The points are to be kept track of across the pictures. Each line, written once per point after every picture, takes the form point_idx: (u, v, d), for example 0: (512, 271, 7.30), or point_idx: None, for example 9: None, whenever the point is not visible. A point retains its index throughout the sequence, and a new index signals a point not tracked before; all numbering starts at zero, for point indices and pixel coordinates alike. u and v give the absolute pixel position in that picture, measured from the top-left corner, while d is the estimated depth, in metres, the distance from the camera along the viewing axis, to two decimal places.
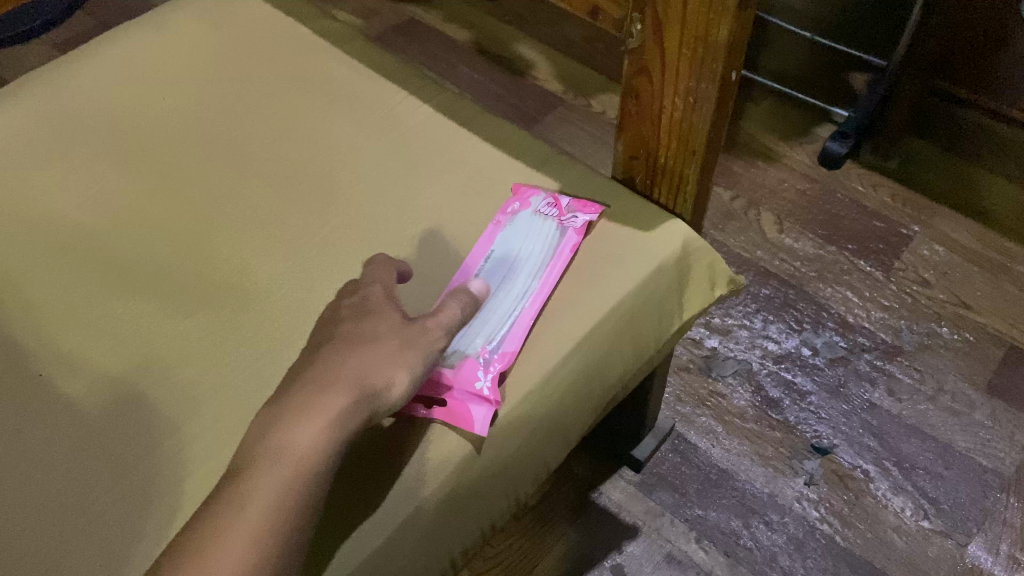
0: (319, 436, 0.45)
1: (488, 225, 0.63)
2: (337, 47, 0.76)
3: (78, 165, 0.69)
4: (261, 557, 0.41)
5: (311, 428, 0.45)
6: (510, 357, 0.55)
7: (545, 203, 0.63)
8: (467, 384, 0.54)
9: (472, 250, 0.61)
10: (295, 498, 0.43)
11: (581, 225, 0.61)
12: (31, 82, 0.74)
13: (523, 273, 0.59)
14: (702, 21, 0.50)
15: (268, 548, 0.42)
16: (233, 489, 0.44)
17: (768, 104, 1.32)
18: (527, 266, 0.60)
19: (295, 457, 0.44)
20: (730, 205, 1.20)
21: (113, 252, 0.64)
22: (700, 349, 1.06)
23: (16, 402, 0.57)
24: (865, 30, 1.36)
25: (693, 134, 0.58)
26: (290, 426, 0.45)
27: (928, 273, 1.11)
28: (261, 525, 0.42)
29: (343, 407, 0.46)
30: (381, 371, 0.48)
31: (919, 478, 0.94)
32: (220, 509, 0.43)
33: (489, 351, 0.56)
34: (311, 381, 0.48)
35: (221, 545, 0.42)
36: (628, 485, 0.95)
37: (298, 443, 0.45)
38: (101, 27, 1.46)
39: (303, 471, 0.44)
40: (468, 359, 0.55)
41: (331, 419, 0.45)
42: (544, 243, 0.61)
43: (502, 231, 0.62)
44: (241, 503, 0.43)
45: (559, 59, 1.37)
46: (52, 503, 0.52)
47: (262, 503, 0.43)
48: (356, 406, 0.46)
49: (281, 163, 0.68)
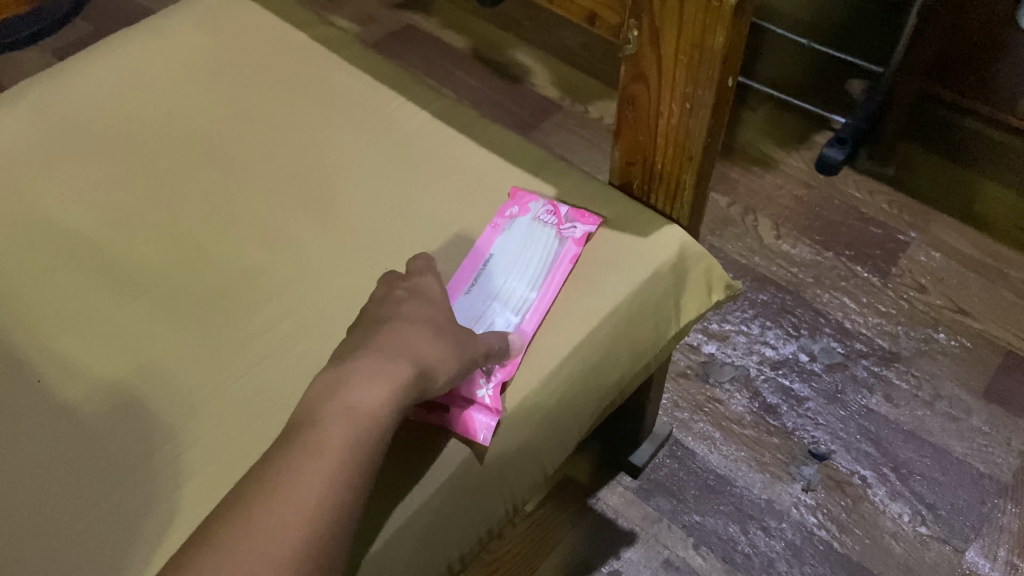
0: (378, 413, 0.44)
1: (486, 228, 0.63)
2: (334, 52, 0.76)
3: (75, 170, 0.69)
4: (318, 536, 0.41)
5: (370, 405, 0.44)
6: (512, 367, 0.55)
7: (544, 210, 0.63)
8: (468, 392, 0.53)
9: (470, 253, 0.62)
10: (360, 467, 0.43)
11: (579, 235, 0.61)
12: (28, 88, 0.75)
13: (523, 284, 0.60)
14: (699, 27, 0.50)
15: (324, 527, 0.41)
16: (287, 464, 0.43)
17: (765, 110, 1.32)
18: (527, 277, 0.60)
19: (354, 433, 0.43)
20: (727, 211, 1.20)
21: (110, 257, 0.64)
22: (697, 355, 1.06)
23: (12, 407, 0.57)
24: (862, 37, 1.36)
25: (690, 140, 0.58)
26: (349, 401, 0.44)
27: (925, 279, 1.11)
28: (318, 503, 0.41)
29: (402, 383, 0.45)
30: (435, 357, 0.48)
31: (916, 484, 0.94)
32: (273, 485, 0.42)
33: None
34: (366, 355, 0.47)
35: (275, 521, 0.41)
36: (626, 490, 0.95)
37: (359, 418, 0.44)
38: (99, 33, 1.46)
39: (360, 449, 0.43)
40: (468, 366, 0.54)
41: (392, 397, 0.45)
42: (542, 253, 0.61)
43: (500, 235, 0.63)
44: (298, 479, 0.42)
45: (557, 65, 1.38)
46: (47, 508, 0.52)
47: (321, 479, 0.42)
48: (413, 386, 0.46)
49: (279, 168, 0.68)
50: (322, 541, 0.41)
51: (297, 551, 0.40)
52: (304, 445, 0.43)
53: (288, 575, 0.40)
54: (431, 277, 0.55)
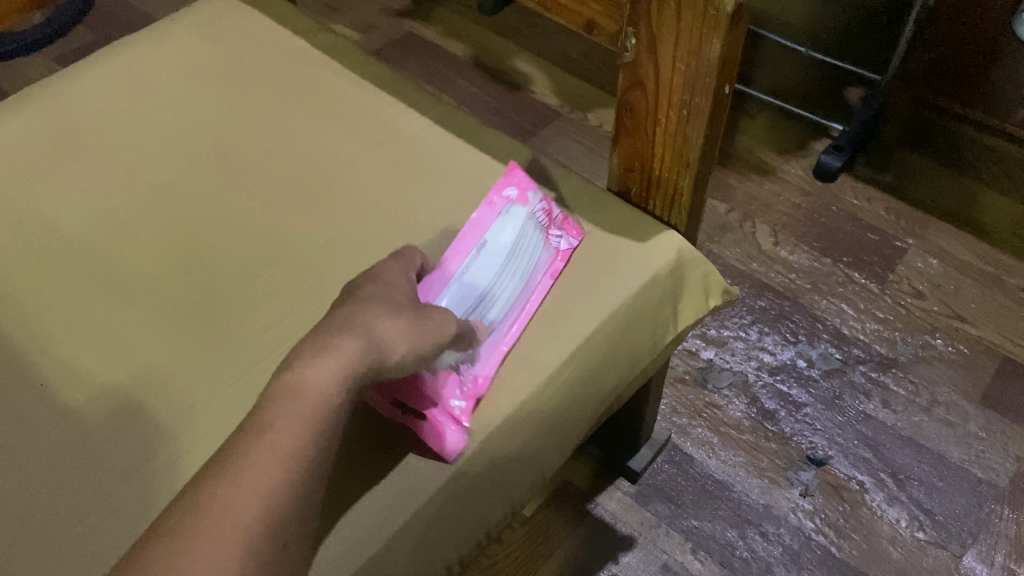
0: (334, 392, 0.43)
1: (483, 207, 0.63)
2: (335, 59, 0.77)
3: (78, 176, 0.70)
4: (274, 519, 0.40)
5: (325, 383, 0.43)
6: (484, 382, 0.56)
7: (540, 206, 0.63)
8: (442, 400, 0.54)
9: (465, 234, 0.62)
10: (313, 439, 0.42)
11: (564, 249, 0.62)
12: (33, 95, 0.75)
13: (507, 282, 0.60)
14: (695, 35, 0.51)
15: (281, 510, 0.40)
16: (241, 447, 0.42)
17: (764, 118, 1.33)
18: (512, 275, 0.60)
19: (308, 414, 0.42)
20: (725, 218, 1.21)
21: (113, 261, 0.64)
22: (695, 361, 1.06)
23: (15, 410, 0.57)
24: (860, 45, 1.37)
25: (687, 146, 0.58)
26: (301, 380, 0.43)
27: (922, 285, 1.11)
28: (271, 484, 0.40)
29: (356, 356, 0.44)
30: (395, 333, 0.46)
31: (914, 490, 0.94)
32: (226, 469, 0.41)
33: (468, 370, 0.56)
34: (321, 335, 0.45)
35: (230, 505, 0.40)
36: (624, 496, 0.95)
37: (313, 398, 0.42)
38: (102, 40, 1.47)
39: (319, 425, 0.42)
40: (448, 372, 0.55)
41: (348, 375, 0.43)
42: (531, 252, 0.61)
43: (496, 218, 0.62)
44: (251, 462, 0.41)
45: (556, 73, 1.39)
46: (51, 510, 0.52)
47: (273, 460, 0.41)
48: (369, 363, 0.44)
49: (280, 173, 0.69)
50: (278, 523, 0.40)
51: (249, 534, 0.39)
52: (257, 428, 0.42)
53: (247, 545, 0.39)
54: (399, 265, 0.54)
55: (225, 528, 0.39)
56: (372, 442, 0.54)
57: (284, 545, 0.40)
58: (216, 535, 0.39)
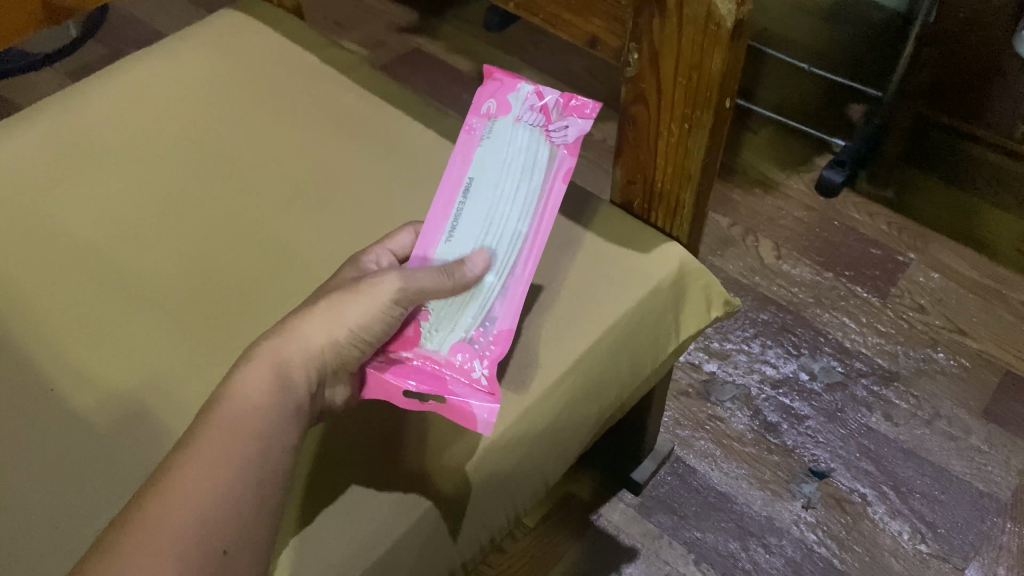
0: (265, 406, 0.45)
1: (463, 135, 0.57)
2: (343, 73, 0.78)
3: (91, 186, 0.71)
4: (213, 525, 0.41)
5: (254, 396, 0.45)
6: (506, 339, 0.54)
7: (527, 107, 0.55)
8: (464, 376, 0.53)
9: (450, 176, 0.56)
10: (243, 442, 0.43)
11: (574, 140, 0.54)
12: (46, 108, 0.77)
13: (508, 216, 0.54)
14: (697, 49, 0.52)
15: (220, 516, 0.41)
16: (179, 459, 0.43)
17: (766, 134, 1.34)
18: (512, 205, 0.54)
19: (236, 422, 0.44)
20: (728, 232, 1.21)
21: (124, 270, 0.66)
22: (698, 373, 1.07)
23: (28, 417, 0.58)
24: (862, 62, 1.38)
25: (688, 159, 0.59)
26: (232, 397, 0.45)
27: (924, 300, 1.12)
28: (210, 493, 0.41)
29: (271, 372, 0.46)
30: (310, 326, 0.48)
31: (916, 503, 0.95)
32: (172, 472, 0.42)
33: (483, 333, 0.54)
34: (253, 345, 0.48)
35: (167, 509, 0.41)
36: (627, 507, 0.96)
37: (244, 412, 0.44)
38: (113, 55, 1.49)
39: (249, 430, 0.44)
40: (462, 343, 0.54)
41: (275, 382, 0.46)
42: (528, 167, 0.54)
43: (478, 145, 0.56)
44: (189, 472, 0.42)
45: (560, 89, 1.40)
46: (62, 515, 0.53)
47: (211, 471, 0.42)
48: (296, 361, 0.47)
49: (289, 185, 0.70)
50: (218, 529, 0.41)
51: (181, 531, 0.40)
52: (195, 442, 0.43)
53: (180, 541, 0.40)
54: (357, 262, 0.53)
55: (164, 535, 0.40)
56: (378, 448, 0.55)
57: (225, 552, 0.41)
58: (157, 540, 0.40)
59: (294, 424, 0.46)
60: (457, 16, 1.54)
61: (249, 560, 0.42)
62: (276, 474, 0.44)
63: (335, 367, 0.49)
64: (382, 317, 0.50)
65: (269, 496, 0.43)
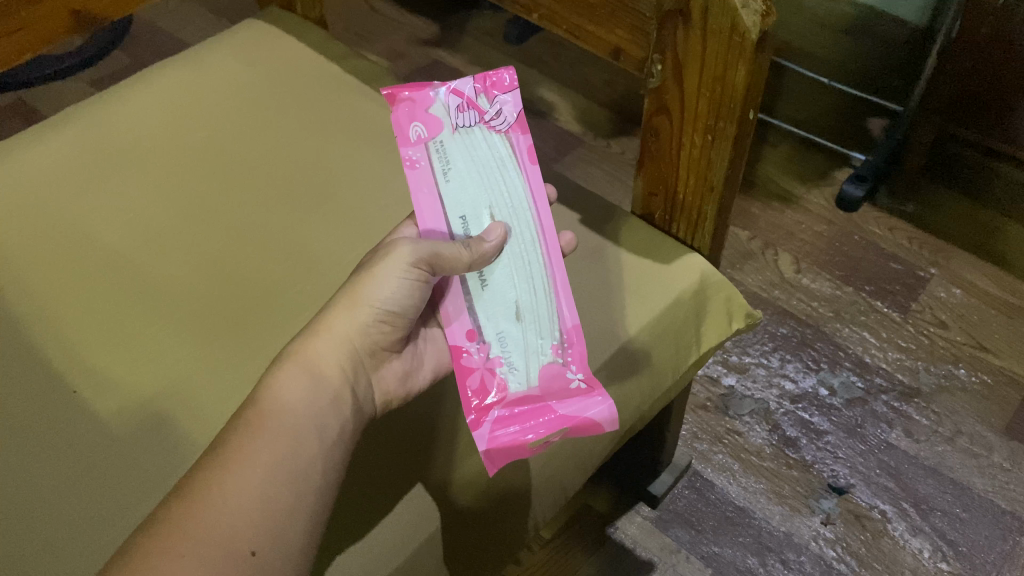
0: (297, 407, 0.47)
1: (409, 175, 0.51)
2: (366, 84, 0.79)
3: (114, 192, 0.71)
4: (242, 528, 0.42)
5: (293, 402, 0.47)
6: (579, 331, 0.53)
7: (462, 108, 0.51)
8: (560, 392, 0.52)
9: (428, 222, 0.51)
10: (288, 450, 0.45)
11: (515, 117, 0.50)
12: (74, 114, 0.77)
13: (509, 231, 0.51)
14: (721, 61, 0.51)
15: (251, 520, 0.42)
16: (214, 466, 0.44)
17: (785, 147, 1.34)
18: (506, 213, 0.51)
19: (274, 429, 0.46)
20: (747, 245, 1.21)
21: (146, 276, 0.66)
22: (717, 387, 1.07)
23: (49, 420, 0.59)
24: (885, 77, 1.38)
25: (710, 170, 0.59)
26: (265, 400, 0.47)
27: (944, 316, 1.11)
28: (249, 503, 0.43)
29: (320, 381, 0.48)
30: (335, 321, 0.50)
31: (936, 521, 0.94)
32: (212, 476, 0.44)
33: (560, 344, 0.53)
34: (282, 351, 0.50)
35: (203, 510, 0.42)
36: (644, 521, 0.95)
37: (277, 416, 0.46)
38: (137, 64, 1.50)
39: (289, 441, 0.45)
40: (545, 368, 0.52)
41: (309, 381, 0.48)
42: (498, 162, 0.51)
43: (428, 182, 0.51)
44: (222, 478, 0.43)
45: (580, 101, 1.41)
46: (82, 517, 0.54)
47: (244, 478, 0.44)
48: (326, 356, 0.50)
49: (311, 192, 0.71)
50: (247, 532, 0.42)
51: (214, 535, 0.42)
52: (229, 447, 0.45)
53: (214, 547, 0.41)
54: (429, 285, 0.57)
55: (194, 540, 0.41)
56: (399, 458, 0.55)
57: (254, 553, 0.42)
58: (186, 542, 0.41)
59: (332, 418, 0.48)
60: (477, 29, 1.55)
61: (281, 562, 0.42)
62: (310, 473, 0.45)
63: (366, 350, 0.52)
64: (411, 288, 0.51)
65: (305, 499, 0.44)
